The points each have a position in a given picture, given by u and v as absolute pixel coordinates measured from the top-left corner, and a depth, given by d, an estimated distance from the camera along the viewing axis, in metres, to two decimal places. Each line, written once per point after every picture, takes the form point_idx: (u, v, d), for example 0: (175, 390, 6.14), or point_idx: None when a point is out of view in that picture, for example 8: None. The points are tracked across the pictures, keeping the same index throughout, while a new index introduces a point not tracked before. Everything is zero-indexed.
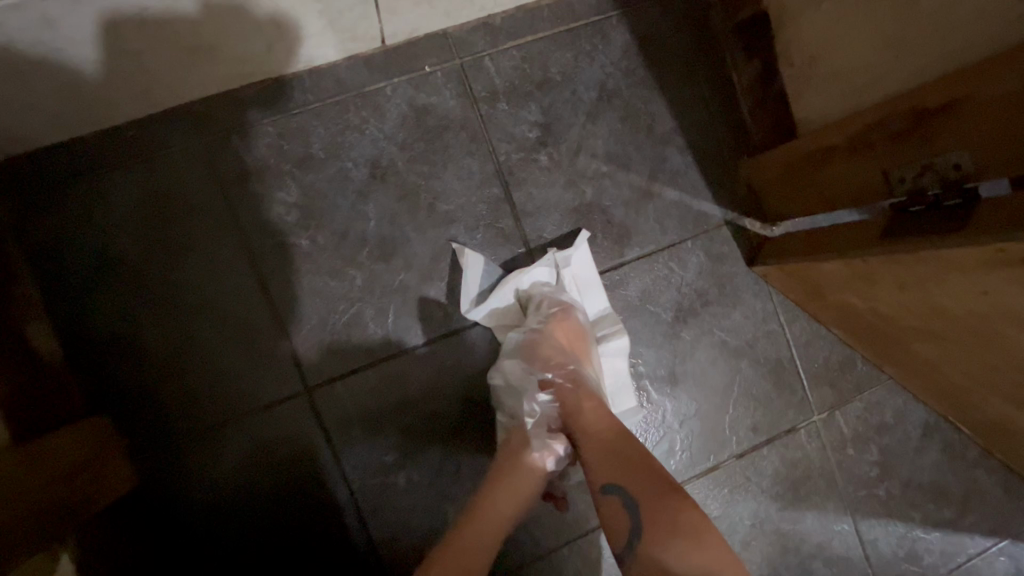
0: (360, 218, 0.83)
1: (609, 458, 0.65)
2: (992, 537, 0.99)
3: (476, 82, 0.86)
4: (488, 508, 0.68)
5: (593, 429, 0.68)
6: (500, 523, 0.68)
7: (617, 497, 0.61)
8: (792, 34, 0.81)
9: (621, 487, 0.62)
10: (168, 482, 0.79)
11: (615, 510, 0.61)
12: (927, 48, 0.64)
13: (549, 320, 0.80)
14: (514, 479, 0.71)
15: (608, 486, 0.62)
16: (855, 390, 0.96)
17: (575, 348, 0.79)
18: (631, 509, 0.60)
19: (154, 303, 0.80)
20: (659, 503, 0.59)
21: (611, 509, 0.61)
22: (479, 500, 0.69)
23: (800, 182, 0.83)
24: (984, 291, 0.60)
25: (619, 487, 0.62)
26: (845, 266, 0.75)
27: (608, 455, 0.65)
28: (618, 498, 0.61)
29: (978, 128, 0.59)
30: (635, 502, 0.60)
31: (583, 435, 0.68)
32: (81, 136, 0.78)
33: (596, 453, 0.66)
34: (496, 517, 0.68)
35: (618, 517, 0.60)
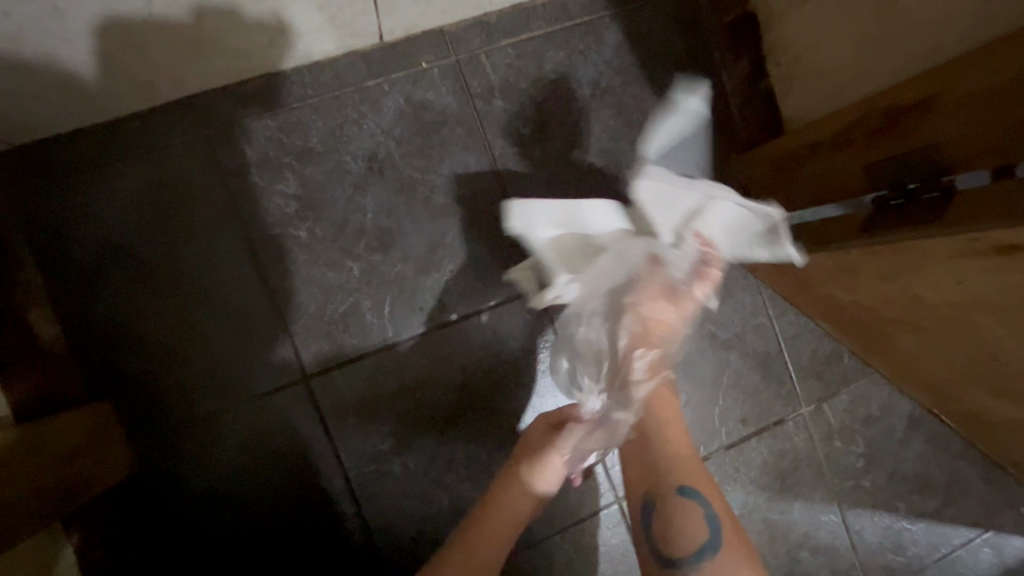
0: (357, 211, 0.85)
1: (689, 473, 0.74)
2: (976, 528, 1.01)
3: (472, 79, 0.88)
4: (504, 510, 0.74)
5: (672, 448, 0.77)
6: (515, 524, 0.74)
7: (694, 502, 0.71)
8: (778, 36, 0.84)
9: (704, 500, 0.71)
10: (165, 469, 0.80)
11: (695, 517, 0.70)
12: (905, 48, 0.66)
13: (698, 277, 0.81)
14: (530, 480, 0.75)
15: (688, 493, 0.72)
16: (842, 383, 0.98)
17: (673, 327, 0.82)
18: (709, 521, 0.69)
19: (154, 291, 0.81)
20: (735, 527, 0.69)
21: (687, 514, 0.70)
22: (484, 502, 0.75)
23: (785, 178, 0.85)
24: (960, 281, 0.62)
25: (699, 497, 0.71)
26: (829, 258, 0.77)
27: (689, 470, 0.74)
28: (699, 509, 0.70)
29: (951, 122, 0.61)
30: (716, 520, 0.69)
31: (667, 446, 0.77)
32: (85, 127, 0.79)
33: (678, 464, 0.74)
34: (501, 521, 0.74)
35: (695, 524, 0.69)
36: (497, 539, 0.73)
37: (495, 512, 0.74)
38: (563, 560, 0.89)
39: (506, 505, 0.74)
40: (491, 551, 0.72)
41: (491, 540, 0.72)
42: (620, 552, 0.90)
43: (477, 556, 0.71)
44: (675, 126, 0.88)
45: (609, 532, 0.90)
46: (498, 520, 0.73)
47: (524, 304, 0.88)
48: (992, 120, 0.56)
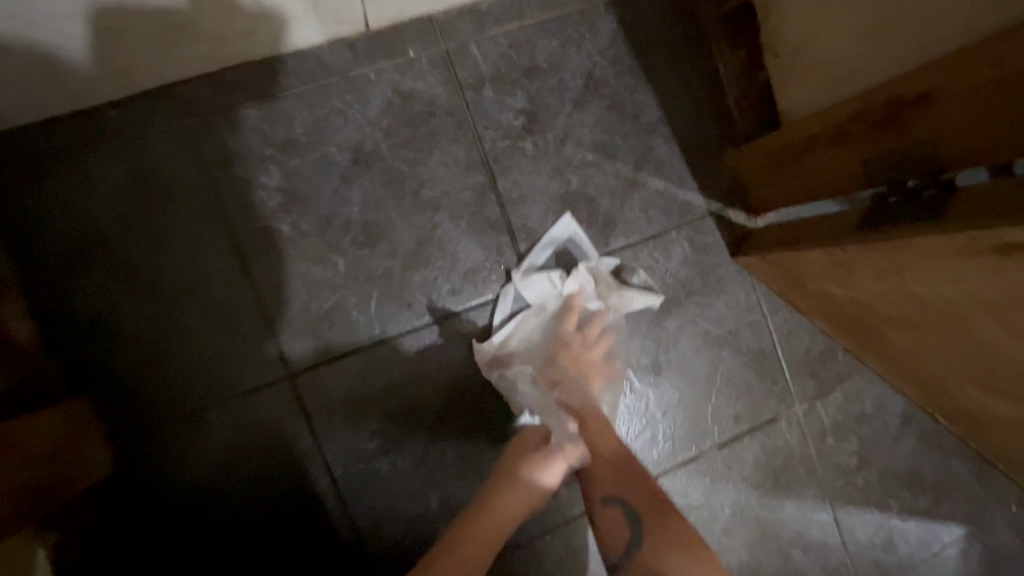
0: (344, 204, 0.82)
1: (612, 476, 0.72)
2: (967, 525, 1.01)
3: (462, 69, 0.85)
4: (494, 515, 0.70)
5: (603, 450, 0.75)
6: (502, 529, 0.70)
7: (617, 508, 0.69)
8: (773, 27, 0.81)
9: (622, 502, 0.69)
10: (149, 467, 0.78)
11: (615, 522, 0.68)
12: (906, 40, 0.64)
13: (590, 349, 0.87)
14: (522, 488, 0.73)
15: (609, 499, 0.70)
16: (836, 381, 0.97)
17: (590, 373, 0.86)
18: (629, 521, 0.67)
19: (136, 285, 0.79)
20: (659, 522, 0.66)
21: (609, 520, 0.69)
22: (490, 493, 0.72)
23: (784, 172, 0.83)
24: (959, 279, 0.61)
25: (617, 499, 0.70)
26: (827, 257, 0.76)
27: (616, 473, 0.72)
28: (618, 512, 0.69)
29: (955, 118, 0.59)
30: (635, 518, 0.67)
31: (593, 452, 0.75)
32: (61, 116, 0.77)
33: (601, 469, 0.73)
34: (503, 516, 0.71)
35: (615, 528, 0.68)
36: (485, 544, 0.68)
37: (487, 515, 0.69)
38: (554, 560, 0.88)
39: (497, 509, 0.70)
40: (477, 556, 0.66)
41: (477, 544, 0.67)
42: None
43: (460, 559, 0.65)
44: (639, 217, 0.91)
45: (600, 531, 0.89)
46: (489, 523, 0.69)
47: (515, 301, 0.87)
48: (995, 118, 0.56)
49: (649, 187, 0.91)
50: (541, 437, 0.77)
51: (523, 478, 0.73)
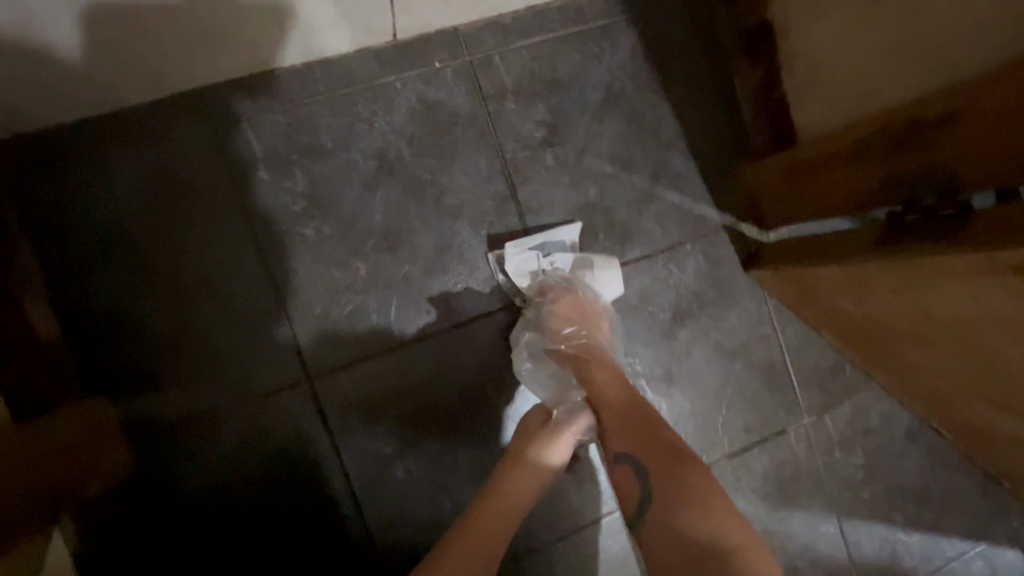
0: (366, 209, 0.83)
1: (627, 430, 0.67)
2: (970, 540, 1.02)
3: (485, 80, 0.87)
4: (501, 498, 0.71)
5: (613, 401, 0.72)
6: (515, 511, 0.71)
7: (628, 466, 0.65)
8: (797, 44, 0.81)
9: (634, 459, 0.65)
10: (164, 468, 0.79)
11: (628, 480, 0.64)
12: (925, 61, 0.64)
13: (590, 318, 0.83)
14: (530, 471, 0.73)
15: (620, 456, 0.66)
16: (844, 394, 0.98)
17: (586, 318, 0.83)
18: (640, 478, 0.63)
19: (157, 285, 0.79)
20: (670, 478, 0.61)
21: (623, 479, 0.65)
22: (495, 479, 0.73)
23: (800, 187, 0.84)
24: (973, 298, 0.62)
25: (628, 456, 0.65)
26: (842, 273, 0.77)
27: (625, 426, 0.68)
28: (629, 469, 0.65)
29: (973, 141, 0.61)
30: (645, 473, 0.63)
31: (607, 406, 0.72)
32: (91, 116, 0.78)
33: (611, 420, 0.70)
34: (512, 499, 0.72)
35: (629, 487, 0.64)
36: (499, 523, 0.70)
37: (499, 495, 0.71)
38: (564, 568, 0.89)
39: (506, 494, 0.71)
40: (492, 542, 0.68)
41: (492, 531, 0.69)
42: (621, 560, 0.90)
43: (478, 535, 0.68)
44: (654, 229, 0.92)
45: (611, 540, 0.90)
46: (500, 508, 0.70)
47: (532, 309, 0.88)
48: (1011, 144, 0.58)
49: (664, 201, 0.92)
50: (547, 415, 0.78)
51: (533, 461, 0.74)
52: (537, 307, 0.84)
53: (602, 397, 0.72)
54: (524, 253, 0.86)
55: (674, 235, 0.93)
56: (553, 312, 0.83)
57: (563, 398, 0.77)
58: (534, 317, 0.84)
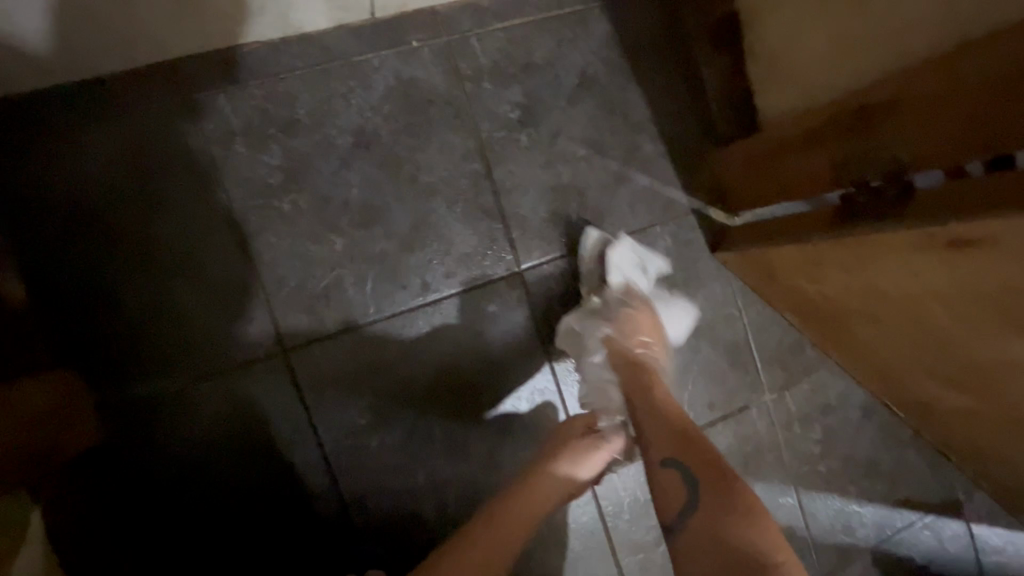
0: (343, 185, 0.85)
1: (673, 438, 0.65)
2: (918, 511, 1.08)
3: (461, 60, 0.89)
4: (530, 498, 0.73)
5: (662, 406, 0.71)
6: (540, 511, 0.73)
7: (674, 472, 0.62)
8: (756, 36, 0.86)
9: (681, 464, 0.62)
10: (138, 439, 0.79)
11: (673, 485, 0.61)
12: (875, 51, 0.70)
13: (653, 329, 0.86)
14: (559, 476, 0.76)
15: (666, 461, 0.63)
16: (803, 372, 1.03)
17: (655, 331, 0.86)
18: (688, 486, 0.60)
19: (131, 258, 0.79)
20: (719, 489, 0.58)
21: (667, 484, 0.62)
22: (528, 478, 0.75)
23: (761, 171, 0.88)
24: (917, 272, 0.67)
25: (674, 462, 0.62)
26: (798, 251, 0.81)
27: (673, 432, 0.66)
28: (675, 475, 0.62)
29: (919, 124, 0.65)
30: (695, 480, 0.60)
31: (653, 412, 0.70)
32: (64, 85, 0.77)
33: (658, 430, 0.68)
34: (540, 499, 0.74)
35: (674, 492, 0.61)
36: (524, 523, 0.71)
37: (525, 496, 0.73)
38: (534, 538, 0.91)
39: (534, 494, 0.74)
40: (517, 535, 0.70)
41: (518, 523, 0.71)
42: (590, 530, 0.93)
43: (501, 537, 0.69)
44: (625, 211, 0.95)
45: (579, 511, 0.93)
46: (526, 506, 0.72)
47: (506, 287, 0.90)
48: (952, 125, 0.61)
49: (635, 184, 0.96)
50: (588, 427, 0.80)
51: (563, 466, 0.76)
52: (605, 305, 0.87)
53: (651, 405, 0.72)
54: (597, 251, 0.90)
55: (645, 217, 0.96)
56: (634, 316, 0.86)
57: (607, 411, 0.80)
58: (602, 311, 0.87)
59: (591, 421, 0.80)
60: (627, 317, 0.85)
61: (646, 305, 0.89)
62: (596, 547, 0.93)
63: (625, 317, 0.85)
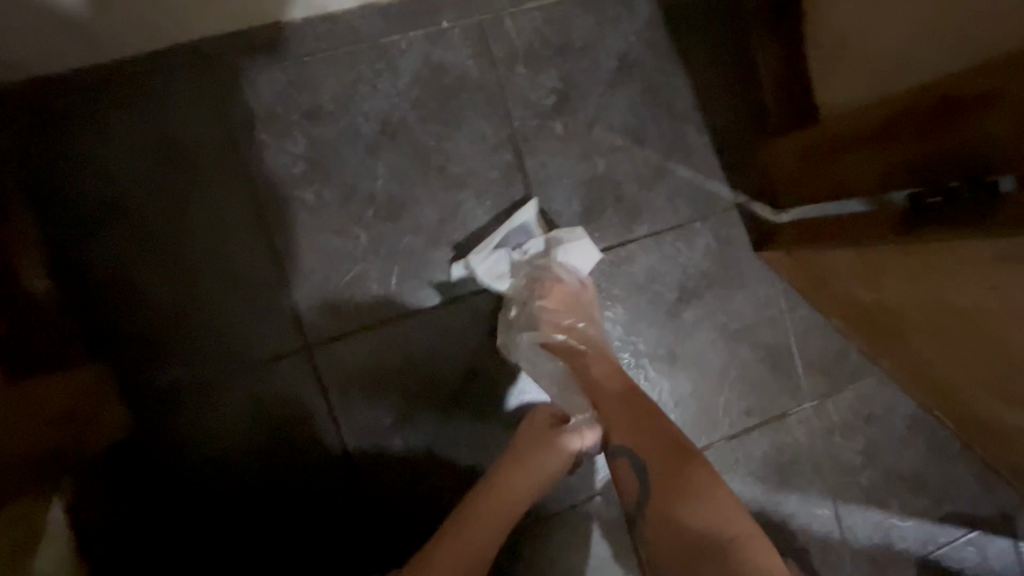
0: (368, 176, 0.81)
1: (624, 422, 0.67)
2: (964, 527, 1.02)
3: (495, 43, 0.83)
4: (501, 494, 0.72)
5: (609, 389, 0.71)
6: (515, 508, 0.72)
7: (627, 460, 0.66)
8: (820, 17, 0.78)
9: (631, 452, 0.65)
10: (165, 432, 0.78)
11: (628, 474, 0.66)
12: (953, 40, 0.62)
13: (568, 306, 0.80)
14: (528, 469, 0.73)
15: (620, 450, 0.66)
16: (847, 379, 0.97)
17: (575, 305, 0.80)
18: (640, 472, 0.64)
19: (157, 249, 0.77)
20: (671, 477, 0.62)
21: (624, 470, 0.66)
22: (494, 476, 0.73)
23: (818, 167, 0.81)
24: (994, 286, 0.59)
25: (626, 450, 0.66)
26: (855, 255, 0.75)
27: (624, 415, 0.68)
28: (628, 463, 0.66)
29: (1006, 123, 0.57)
30: (644, 468, 0.64)
31: (601, 398, 0.71)
32: (86, 70, 0.75)
33: (610, 415, 0.69)
34: (509, 497, 0.72)
35: (630, 478, 0.65)
36: (495, 523, 0.70)
37: (494, 494, 0.72)
38: (559, 542, 0.89)
39: (501, 494, 0.72)
40: (483, 536, 0.69)
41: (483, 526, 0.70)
42: (616, 536, 0.91)
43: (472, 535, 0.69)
44: (662, 206, 0.89)
45: (607, 517, 0.90)
46: (492, 508, 0.71)
47: None
48: None
49: (676, 178, 0.90)
50: (555, 417, 0.76)
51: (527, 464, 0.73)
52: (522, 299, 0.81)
53: (601, 392, 0.71)
54: (489, 258, 0.82)
55: (685, 211, 0.90)
56: (544, 304, 0.79)
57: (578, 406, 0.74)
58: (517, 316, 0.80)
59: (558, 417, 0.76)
60: (540, 306, 0.79)
61: (555, 278, 0.81)
62: (623, 554, 0.91)
63: (539, 311, 0.79)
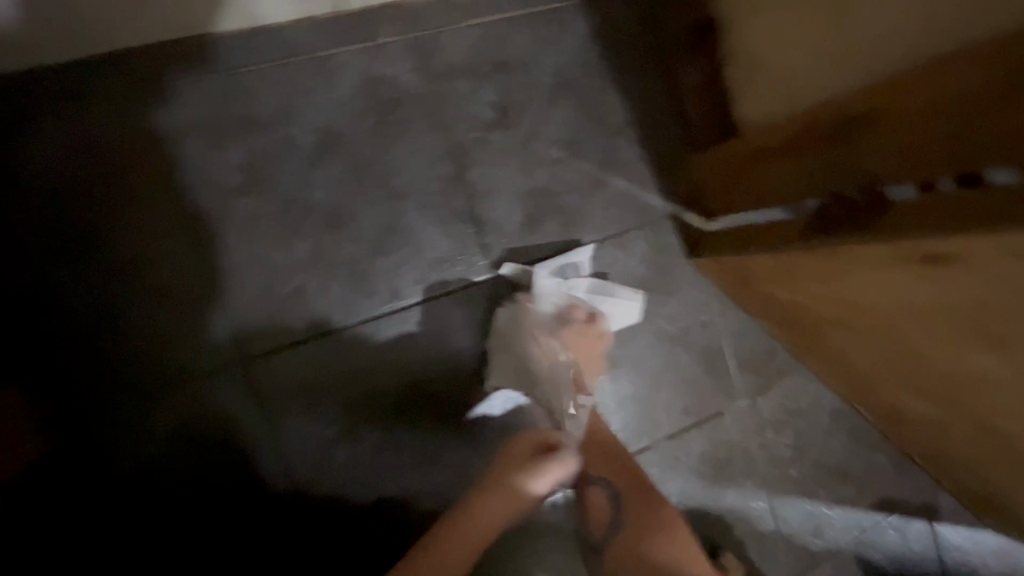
0: (307, 187, 0.81)
1: (601, 458, 0.82)
2: (884, 512, 1.10)
3: (434, 57, 0.85)
4: (477, 518, 0.68)
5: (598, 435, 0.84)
6: (487, 537, 0.69)
7: (602, 491, 0.81)
8: (738, 39, 0.85)
9: (607, 483, 0.81)
10: (86, 453, 0.74)
11: (601, 503, 0.81)
12: (855, 61, 0.69)
13: (586, 352, 0.86)
14: (506, 496, 0.71)
15: (595, 479, 0.81)
16: (776, 378, 1.03)
17: (592, 353, 0.86)
18: (613, 504, 0.80)
19: (75, 260, 0.74)
20: (639, 507, 0.79)
21: (595, 498, 0.81)
22: (469, 502, 0.70)
23: (739, 178, 0.87)
24: (891, 284, 0.65)
25: (602, 482, 0.81)
26: (772, 258, 0.80)
27: (606, 457, 0.82)
28: (603, 492, 0.81)
29: (899, 136, 0.63)
30: (618, 499, 0.80)
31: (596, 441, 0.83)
32: (2, 76, 0.72)
33: (593, 451, 0.82)
34: (485, 522, 0.69)
35: (600, 507, 0.81)
36: (468, 547, 0.66)
37: (467, 518, 0.68)
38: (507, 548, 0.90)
39: (479, 520, 0.68)
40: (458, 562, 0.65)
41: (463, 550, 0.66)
42: (563, 540, 0.92)
43: (449, 560, 0.64)
44: (600, 216, 0.93)
45: (553, 520, 0.92)
46: (468, 534, 0.67)
47: (480, 293, 0.87)
48: (933, 137, 0.59)
49: (612, 188, 0.94)
50: (536, 446, 0.76)
51: (510, 489, 0.71)
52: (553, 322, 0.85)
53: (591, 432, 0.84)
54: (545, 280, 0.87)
55: (621, 220, 0.94)
56: (576, 339, 0.85)
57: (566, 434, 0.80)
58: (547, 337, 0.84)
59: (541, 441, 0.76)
60: (567, 337, 0.84)
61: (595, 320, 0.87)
62: (571, 557, 0.92)
63: (567, 342, 0.84)
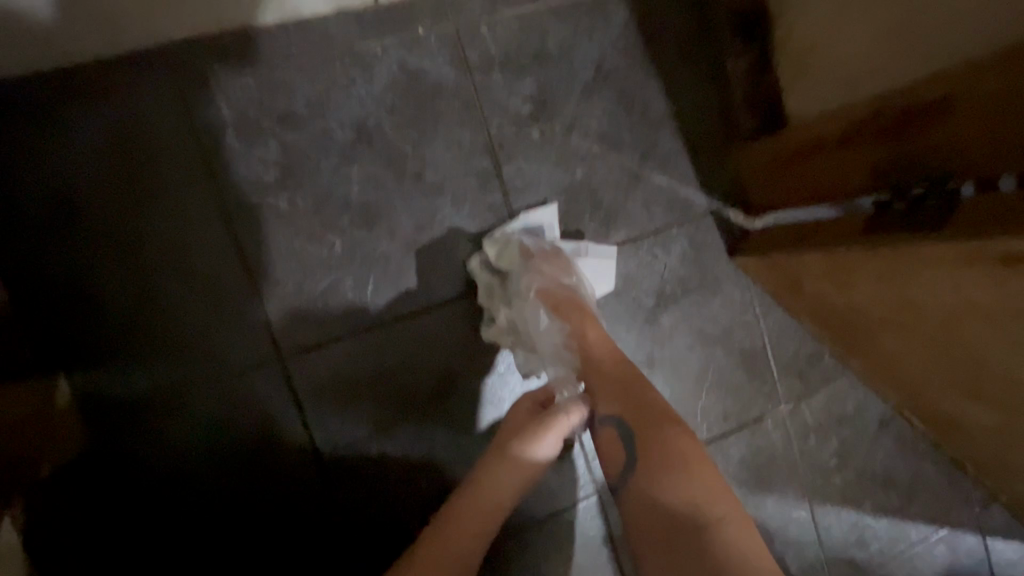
0: (343, 182, 0.80)
1: (611, 386, 0.67)
2: (933, 525, 1.04)
3: (471, 50, 0.83)
4: (484, 492, 0.68)
5: (594, 351, 0.71)
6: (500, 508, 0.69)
7: (612, 429, 0.65)
8: (788, 27, 0.82)
9: (618, 419, 0.64)
10: (124, 448, 0.75)
11: (612, 443, 0.64)
12: (913, 50, 0.65)
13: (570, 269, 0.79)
14: (509, 464, 0.69)
15: (605, 419, 0.66)
16: (821, 382, 0.99)
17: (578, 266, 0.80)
18: (625, 442, 0.63)
19: (116, 257, 0.74)
20: (652, 442, 0.62)
21: (607, 440, 0.65)
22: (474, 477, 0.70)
23: (789, 172, 0.84)
24: (956, 286, 0.61)
25: (612, 418, 0.65)
26: (824, 259, 0.76)
27: (615, 385, 0.67)
28: (614, 431, 0.64)
29: (970, 127, 0.61)
30: (630, 438, 0.63)
31: (586, 364, 0.70)
32: (42, 71, 0.72)
33: (597, 379, 0.68)
34: (491, 496, 0.68)
35: (613, 449, 0.64)
36: (478, 521, 0.67)
37: (471, 494, 0.68)
38: (542, 550, 0.88)
39: (484, 493, 0.68)
40: (467, 540, 0.66)
41: (468, 535, 0.67)
42: (596, 543, 0.90)
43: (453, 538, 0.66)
44: (638, 211, 0.90)
45: (588, 523, 0.90)
46: (474, 511, 0.67)
47: None
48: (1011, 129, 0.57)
49: (651, 184, 0.90)
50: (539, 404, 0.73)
51: (516, 456, 0.69)
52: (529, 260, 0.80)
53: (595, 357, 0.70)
54: (514, 237, 0.82)
55: (660, 216, 0.91)
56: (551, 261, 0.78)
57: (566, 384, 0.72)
58: (523, 273, 0.78)
59: (545, 397, 0.73)
60: (541, 264, 0.78)
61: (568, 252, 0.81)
62: (603, 560, 0.90)
63: (544, 268, 0.78)
